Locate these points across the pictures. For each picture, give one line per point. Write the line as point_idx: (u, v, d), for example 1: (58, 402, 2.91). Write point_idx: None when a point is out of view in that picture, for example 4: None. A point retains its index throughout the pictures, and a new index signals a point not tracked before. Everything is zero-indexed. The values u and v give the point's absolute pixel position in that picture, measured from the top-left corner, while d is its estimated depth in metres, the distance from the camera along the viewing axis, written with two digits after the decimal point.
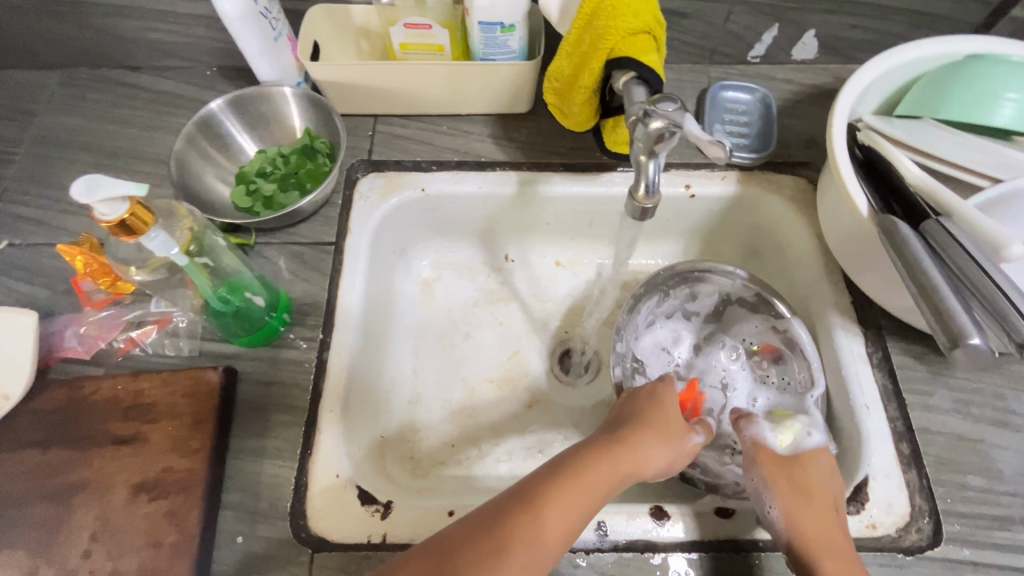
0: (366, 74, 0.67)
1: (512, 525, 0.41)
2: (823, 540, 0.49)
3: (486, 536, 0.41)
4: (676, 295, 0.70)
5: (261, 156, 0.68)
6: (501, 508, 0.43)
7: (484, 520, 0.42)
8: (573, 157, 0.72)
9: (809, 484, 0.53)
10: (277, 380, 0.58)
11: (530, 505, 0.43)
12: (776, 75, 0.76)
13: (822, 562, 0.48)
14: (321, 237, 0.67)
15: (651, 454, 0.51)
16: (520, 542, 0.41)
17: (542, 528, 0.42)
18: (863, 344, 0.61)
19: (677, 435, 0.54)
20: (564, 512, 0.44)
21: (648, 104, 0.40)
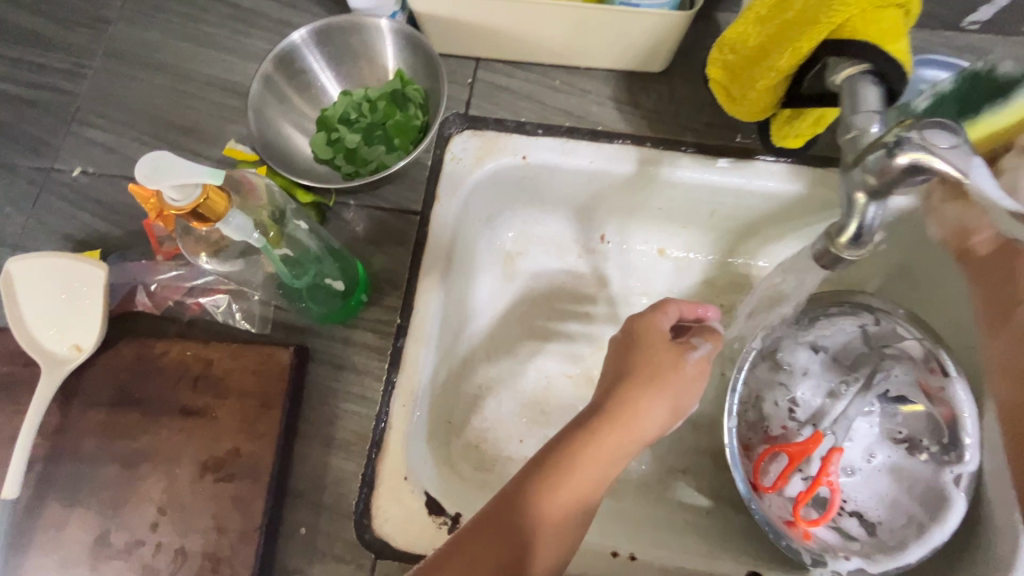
0: (476, 10, 0.55)
1: (556, 473, 0.42)
2: None
3: (544, 477, 0.41)
4: (809, 326, 0.59)
5: (346, 99, 0.59)
6: (551, 448, 0.43)
7: (536, 463, 0.42)
8: (709, 137, 0.59)
9: None
10: (349, 364, 0.53)
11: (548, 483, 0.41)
12: (998, 50, 0.58)
13: None
14: (406, 204, 0.59)
15: (650, 410, 0.46)
16: (577, 478, 0.42)
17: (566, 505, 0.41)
18: None
19: (673, 372, 0.47)
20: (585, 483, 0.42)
21: (904, 130, 0.28)
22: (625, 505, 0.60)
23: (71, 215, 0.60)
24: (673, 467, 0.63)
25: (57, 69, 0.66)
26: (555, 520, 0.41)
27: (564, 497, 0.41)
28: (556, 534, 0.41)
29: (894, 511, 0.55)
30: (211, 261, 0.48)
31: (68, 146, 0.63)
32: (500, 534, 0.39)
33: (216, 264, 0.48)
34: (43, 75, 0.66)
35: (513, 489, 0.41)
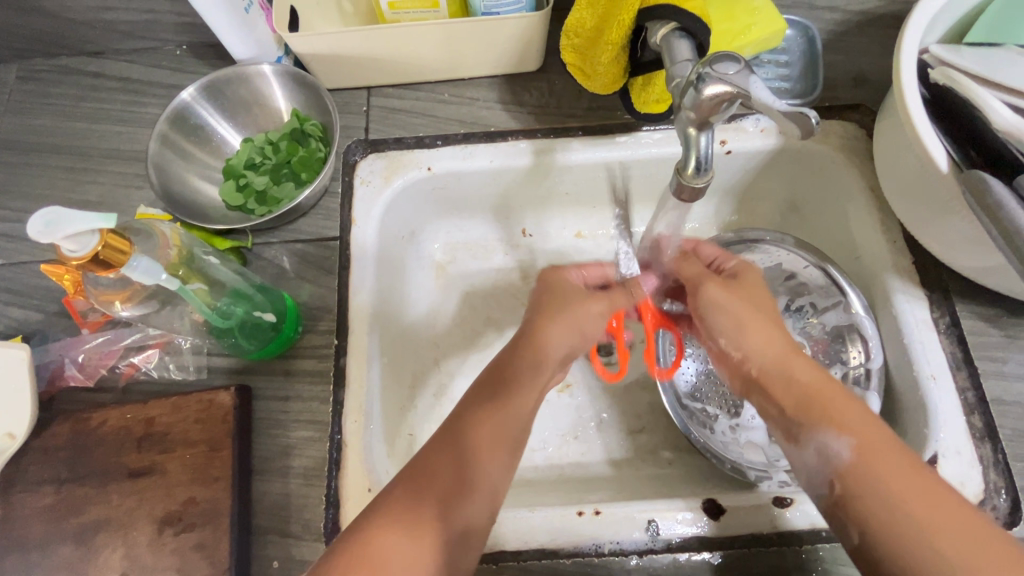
0: (352, 43, 0.59)
1: (488, 401, 0.47)
2: (817, 388, 0.46)
3: (471, 414, 0.45)
4: None
5: (248, 145, 0.62)
6: (481, 388, 0.48)
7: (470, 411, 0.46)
8: (592, 119, 0.64)
9: (790, 361, 0.48)
10: (295, 394, 0.55)
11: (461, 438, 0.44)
12: (818, 3, 0.66)
13: (789, 368, 0.48)
14: (324, 231, 0.61)
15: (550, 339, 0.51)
16: (513, 410, 0.46)
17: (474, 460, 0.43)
18: (928, 309, 0.55)
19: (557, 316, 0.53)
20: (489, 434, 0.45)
21: (701, 68, 0.35)
22: (592, 476, 0.63)
23: None
24: (629, 428, 0.66)
25: None
26: (490, 465, 0.43)
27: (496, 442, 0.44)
28: (494, 477, 0.43)
29: None
30: (127, 309, 0.49)
31: None
32: (410, 505, 0.40)
33: (133, 309, 0.50)
34: None
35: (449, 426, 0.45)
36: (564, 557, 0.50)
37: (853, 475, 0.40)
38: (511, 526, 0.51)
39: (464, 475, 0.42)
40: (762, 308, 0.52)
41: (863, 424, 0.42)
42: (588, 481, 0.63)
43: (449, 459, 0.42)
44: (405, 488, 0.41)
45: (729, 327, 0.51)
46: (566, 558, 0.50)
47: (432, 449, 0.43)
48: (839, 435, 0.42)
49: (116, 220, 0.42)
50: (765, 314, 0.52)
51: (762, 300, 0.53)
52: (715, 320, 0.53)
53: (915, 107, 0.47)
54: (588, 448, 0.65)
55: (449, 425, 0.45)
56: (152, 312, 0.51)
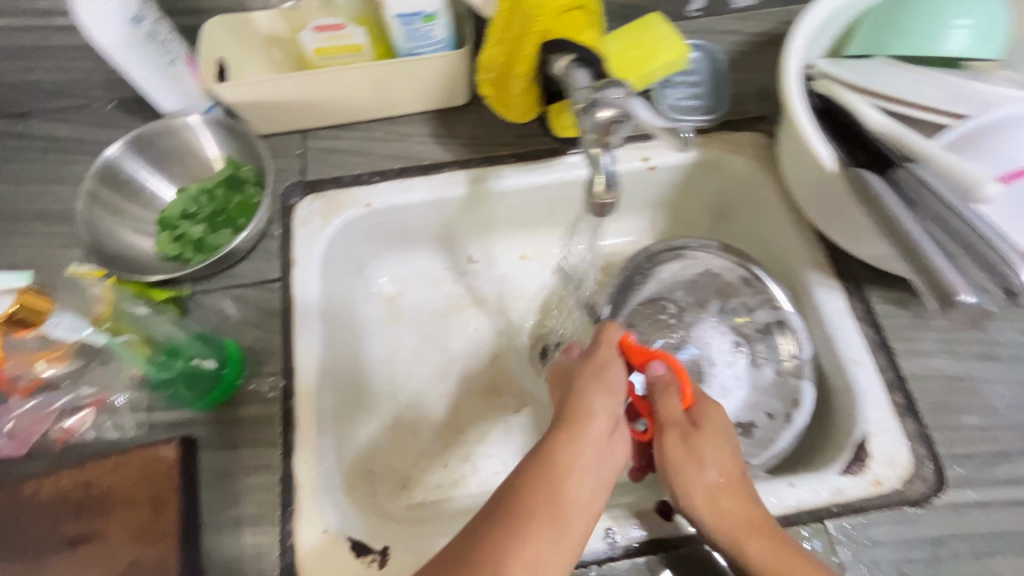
0: (281, 90, 0.61)
1: (506, 547, 0.37)
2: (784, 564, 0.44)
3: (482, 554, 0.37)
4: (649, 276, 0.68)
5: (182, 196, 0.61)
6: (502, 509, 0.40)
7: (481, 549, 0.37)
8: (522, 146, 0.67)
9: (761, 530, 0.46)
10: (242, 440, 0.54)
11: None
12: (719, 28, 0.72)
13: (749, 542, 0.45)
14: (265, 274, 0.61)
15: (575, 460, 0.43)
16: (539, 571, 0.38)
17: None
18: (844, 298, 0.59)
19: (596, 400, 0.47)
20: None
21: (593, 93, 0.39)
22: None
23: None
24: None
25: None
26: None
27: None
28: None
29: (754, 412, 0.63)
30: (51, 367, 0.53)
31: None
32: None
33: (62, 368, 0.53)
34: None
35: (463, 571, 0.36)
36: None
37: None
38: None
39: None
40: (728, 470, 0.49)
41: None
42: None
43: None
44: None
45: (688, 490, 0.48)
46: None
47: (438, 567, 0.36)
48: None
49: (33, 279, 0.43)
50: (731, 481, 0.48)
51: (726, 458, 0.49)
52: (675, 479, 0.49)
53: (801, 117, 0.52)
54: None
55: (449, 554, 0.37)
56: (84, 367, 0.54)
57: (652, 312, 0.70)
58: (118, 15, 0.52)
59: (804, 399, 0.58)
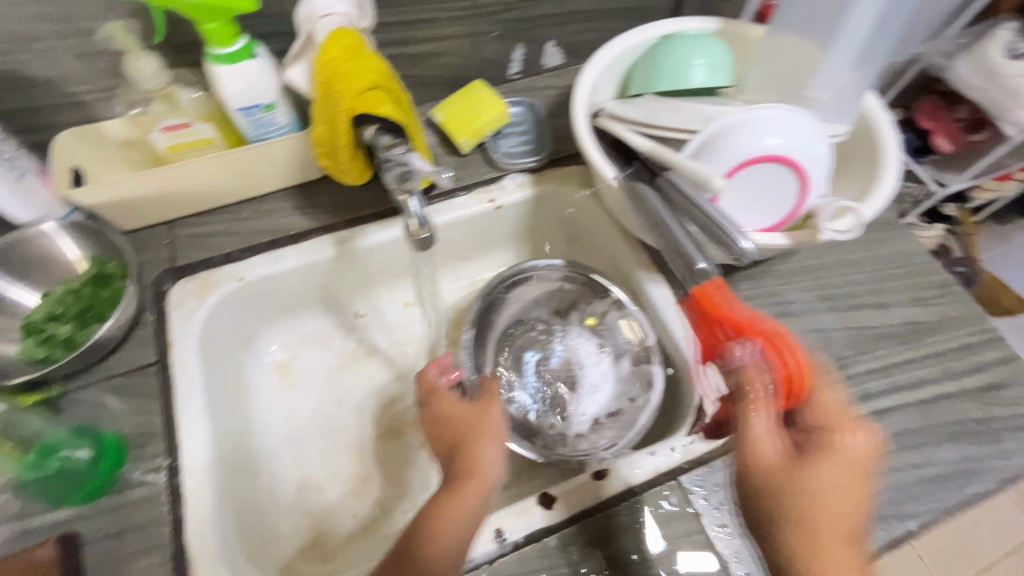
0: (139, 188, 0.66)
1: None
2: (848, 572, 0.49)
3: None
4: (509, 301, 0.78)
5: (46, 300, 0.63)
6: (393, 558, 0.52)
7: None
8: (381, 204, 0.75)
9: (842, 541, 0.51)
10: (128, 526, 0.54)
11: None
12: (539, 85, 0.86)
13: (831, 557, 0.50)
14: (141, 360, 0.63)
15: (448, 515, 0.52)
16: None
17: None
18: (669, 288, 0.70)
19: (474, 442, 0.58)
20: None
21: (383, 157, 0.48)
22: None
23: None
24: None
25: None
26: None
27: None
28: None
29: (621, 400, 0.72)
30: None
31: None
32: None
33: None
34: None
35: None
36: None
37: None
38: None
39: None
40: (840, 483, 0.52)
41: None
42: None
43: None
44: None
45: (772, 502, 0.52)
46: None
47: None
48: None
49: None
50: (836, 487, 0.52)
51: (838, 476, 0.52)
52: (770, 500, 0.53)
53: (591, 150, 0.64)
54: None
55: None
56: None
57: (523, 330, 0.80)
58: None
59: (655, 380, 0.68)
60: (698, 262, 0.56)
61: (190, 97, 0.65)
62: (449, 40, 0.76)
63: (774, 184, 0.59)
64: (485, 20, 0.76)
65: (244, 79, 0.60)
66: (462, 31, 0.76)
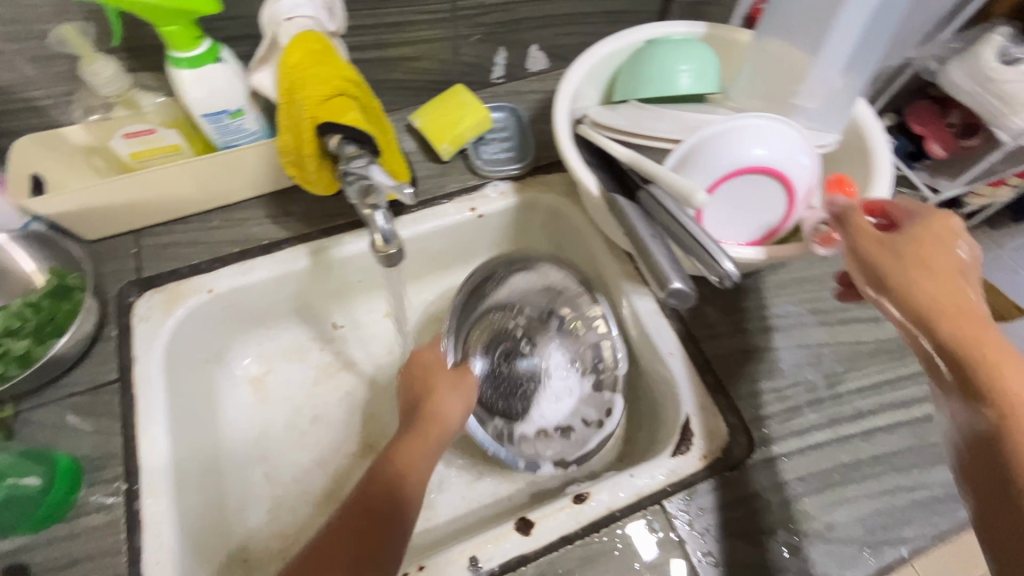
0: (100, 198, 0.63)
1: (363, 520, 0.48)
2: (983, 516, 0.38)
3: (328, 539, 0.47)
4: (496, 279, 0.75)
5: (3, 313, 0.60)
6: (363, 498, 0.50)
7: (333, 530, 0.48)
8: (358, 213, 0.72)
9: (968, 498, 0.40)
10: (84, 555, 0.52)
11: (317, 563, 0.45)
12: (523, 89, 0.84)
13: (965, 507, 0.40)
14: (101, 377, 0.60)
15: (415, 446, 0.55)
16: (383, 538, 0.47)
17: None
18: (654, 301, 0.68)
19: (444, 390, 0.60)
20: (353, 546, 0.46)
21: (342, 165, 0.46)
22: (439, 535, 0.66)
23: None
24: None
25: None
26: None
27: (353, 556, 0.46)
28: None
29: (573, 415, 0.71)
30: None
31: None
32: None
33: None
34: None
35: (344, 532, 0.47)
36: None
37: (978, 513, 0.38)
38: None
39: None
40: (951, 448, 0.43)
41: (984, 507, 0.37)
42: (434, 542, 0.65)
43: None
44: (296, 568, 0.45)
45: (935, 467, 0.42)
46: None
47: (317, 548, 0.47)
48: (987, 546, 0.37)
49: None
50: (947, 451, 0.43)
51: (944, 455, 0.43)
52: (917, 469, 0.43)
53: (570, 159, 0.61)
54: (433, 511, 0.69)
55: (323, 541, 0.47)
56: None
57: (501, 315, 0.77)
58: None
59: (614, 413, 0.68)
60: (677, 279, 0.49)
61: (154, 102, 0.62)
62: (426, 44, 0.74)
63: (760, 197, 0.56)
64: (464, 23, 0.73)
65: (209, 83, 0.58)
66: (439, 35, 0.73)
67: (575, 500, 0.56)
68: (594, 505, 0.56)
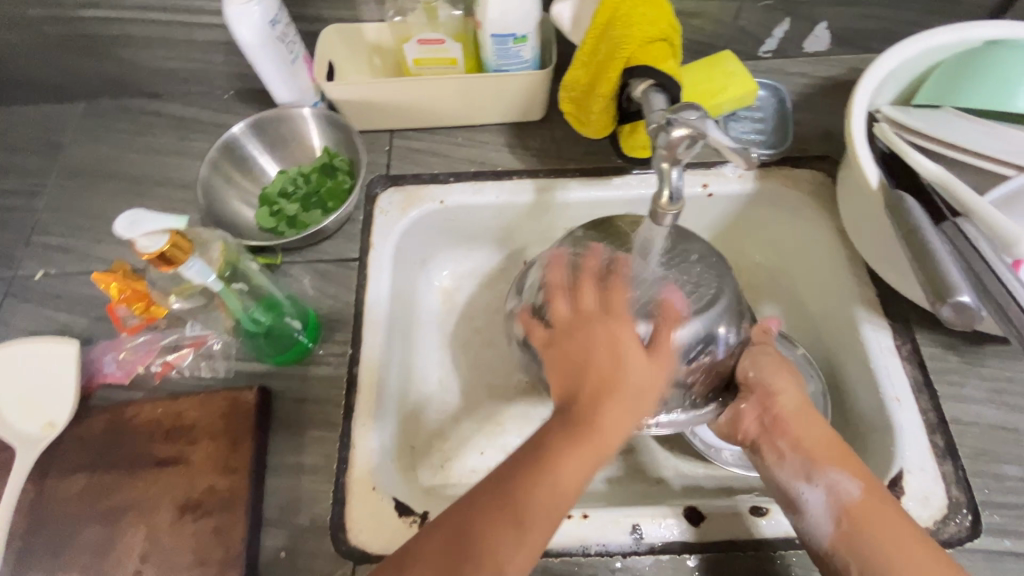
0: (382, 94, 0.69)
1: (531, 470, 0.44)
2: (866, 500, 0.50)
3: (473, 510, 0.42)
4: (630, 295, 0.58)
5: (283, 176, 0.69)
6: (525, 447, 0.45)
7: (471, 502, 0.43)
8: (589, 162, 0.72)
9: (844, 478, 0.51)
10: (310, 396, 0.60)
11: (467, 535, 0.41)
12: (788, 69, 0.76)
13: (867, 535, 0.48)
14: (345, 253, 0.68)
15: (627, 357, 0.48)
16: (563, 474, 0.43)
17: (481, 558, 0.41)
18: (891, 337, 0.60)
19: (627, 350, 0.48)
20: (548, 493, 0.43)
21: (669, 115, 0.44)
22: (583, 491, 0.67)
23: (40, 314, 0.65)
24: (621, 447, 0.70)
25: (17, 192, 0.74)
26: (501, 555, 0.41)
27: (507, 526, 0.42)
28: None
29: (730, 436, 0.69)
30: (179, 301, 0.55)
31: (32, 254, 0.69)
32: (448, 543, 0.41)
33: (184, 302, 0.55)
34: (5, 198, 0.74)
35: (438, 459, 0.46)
36: (553, 556, 0.53)
37: (853, 523, 0.49)
38: None
39: (465, 557, 0.41)
40: (818, 444, 0.55)
41: (865, 485, 0.51)
42: (579, 495, 0.67)
43: (482, 561, 0.41)
44: (441, 546, 0.41)
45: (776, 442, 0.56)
46: (554, 557, 0.53)
47: (462, 507, 0.43)
48: (846, 472, 0.52)
49: (187, 224, 0.47)
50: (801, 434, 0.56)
51: (793, 404, 0.57)
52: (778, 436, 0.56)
53: (863, 157, 0.54)
54: None
55: (494, 492, 0.43)
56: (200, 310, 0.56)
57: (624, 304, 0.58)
58: (259, 15, 0.60)
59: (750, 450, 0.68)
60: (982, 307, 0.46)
61: (449, 14, 0.66)
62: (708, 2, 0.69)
63: None
64: None
65: (507, 3, 0.59)
66: None
67: (754, 512, 0.54)
68: (774, 525, 0.53)
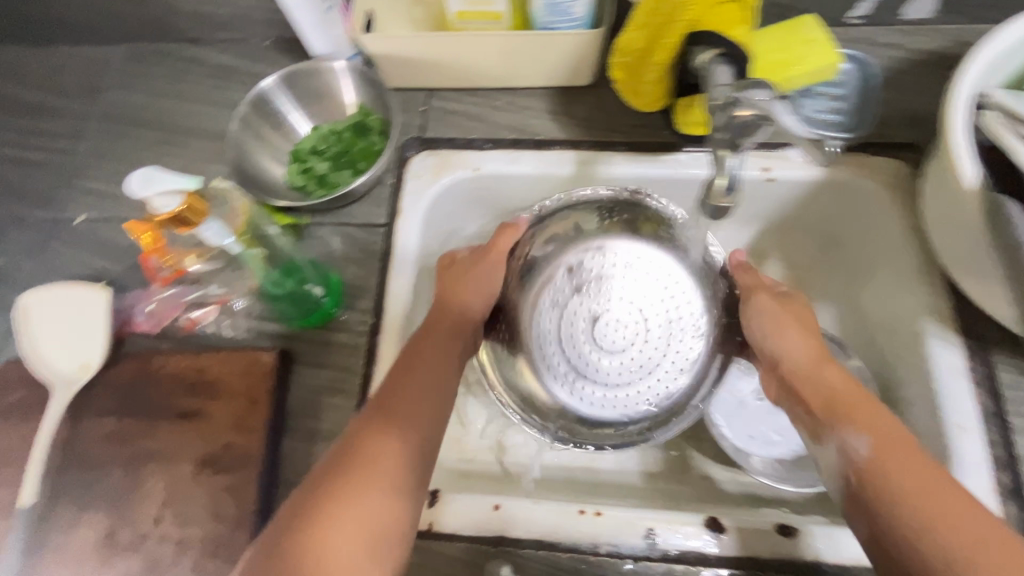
0: (420, 49, 0.64)
1: (412, 399, 0.48)
2: (895, 455, 0.41)
3: (361, 438, 0.45)
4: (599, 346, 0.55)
5: (315, 133, 0.67)
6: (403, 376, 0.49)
7: (357, 433, 0.45)
8: (636, 135, 0.66)
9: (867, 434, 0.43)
10: (330, 362, 0.59)
11: (346, 462, 0.43)
12: (880, 39, 0.66)
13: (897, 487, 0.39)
14: (373, 218, 0.65)
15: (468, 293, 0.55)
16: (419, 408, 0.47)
17: (354, 487, 0.42)
18: (963, 358, 0.53)
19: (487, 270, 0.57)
20: (389, 442, 0.45)
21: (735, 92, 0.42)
22: (600, 481, 0.65)
23: (79, 258, 0.67)
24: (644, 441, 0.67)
25: (61, 133, 0.75)
26: (378, 488, 0.43)
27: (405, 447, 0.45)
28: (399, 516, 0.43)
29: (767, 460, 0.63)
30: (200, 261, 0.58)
31: (73, 197, 0.70)
32: (346, 475, 0.43)
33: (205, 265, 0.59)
34: (49, 139, 0.74)
35: (413, 396, 0.48)
36: (560, 550, 0.51)
37: (871, 473, 0.41)
38: (513, 516, 0.52)
39: (365, 482, 0.42)
40: (844, 400, 0.46)
41: (902, 444, 0.42)
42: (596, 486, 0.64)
43: (377, 490, 0.43)
44: (344, 480, 0.43)
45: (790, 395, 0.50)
46: (562, 552, 0.51)
47: (352, 437, 0.45)
48: (857, 429, 0.43)
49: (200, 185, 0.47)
50: (832, 391, 0.47)
51: (826, 366, 0.49)
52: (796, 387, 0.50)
53: (962, 153, 0.47)
54: (601, 455, 0.66)
55: (375, 418, 0.46)
56: (220, 269, 0.60)
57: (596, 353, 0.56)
58: None
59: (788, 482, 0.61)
60: None
61: None
62: None
63: None
64: None
65: None
66: None
67: (782, 531, 0.50)
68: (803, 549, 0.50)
